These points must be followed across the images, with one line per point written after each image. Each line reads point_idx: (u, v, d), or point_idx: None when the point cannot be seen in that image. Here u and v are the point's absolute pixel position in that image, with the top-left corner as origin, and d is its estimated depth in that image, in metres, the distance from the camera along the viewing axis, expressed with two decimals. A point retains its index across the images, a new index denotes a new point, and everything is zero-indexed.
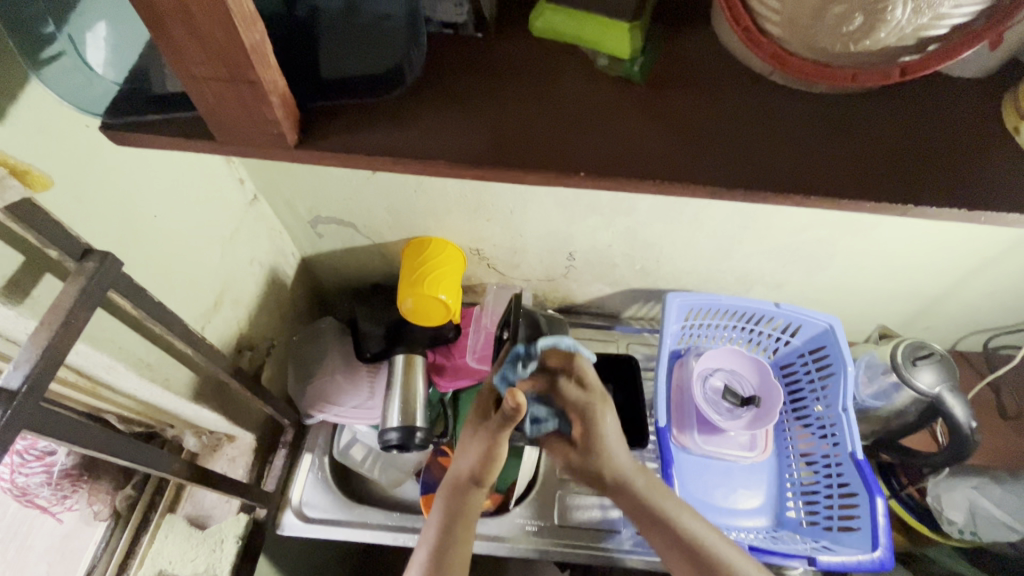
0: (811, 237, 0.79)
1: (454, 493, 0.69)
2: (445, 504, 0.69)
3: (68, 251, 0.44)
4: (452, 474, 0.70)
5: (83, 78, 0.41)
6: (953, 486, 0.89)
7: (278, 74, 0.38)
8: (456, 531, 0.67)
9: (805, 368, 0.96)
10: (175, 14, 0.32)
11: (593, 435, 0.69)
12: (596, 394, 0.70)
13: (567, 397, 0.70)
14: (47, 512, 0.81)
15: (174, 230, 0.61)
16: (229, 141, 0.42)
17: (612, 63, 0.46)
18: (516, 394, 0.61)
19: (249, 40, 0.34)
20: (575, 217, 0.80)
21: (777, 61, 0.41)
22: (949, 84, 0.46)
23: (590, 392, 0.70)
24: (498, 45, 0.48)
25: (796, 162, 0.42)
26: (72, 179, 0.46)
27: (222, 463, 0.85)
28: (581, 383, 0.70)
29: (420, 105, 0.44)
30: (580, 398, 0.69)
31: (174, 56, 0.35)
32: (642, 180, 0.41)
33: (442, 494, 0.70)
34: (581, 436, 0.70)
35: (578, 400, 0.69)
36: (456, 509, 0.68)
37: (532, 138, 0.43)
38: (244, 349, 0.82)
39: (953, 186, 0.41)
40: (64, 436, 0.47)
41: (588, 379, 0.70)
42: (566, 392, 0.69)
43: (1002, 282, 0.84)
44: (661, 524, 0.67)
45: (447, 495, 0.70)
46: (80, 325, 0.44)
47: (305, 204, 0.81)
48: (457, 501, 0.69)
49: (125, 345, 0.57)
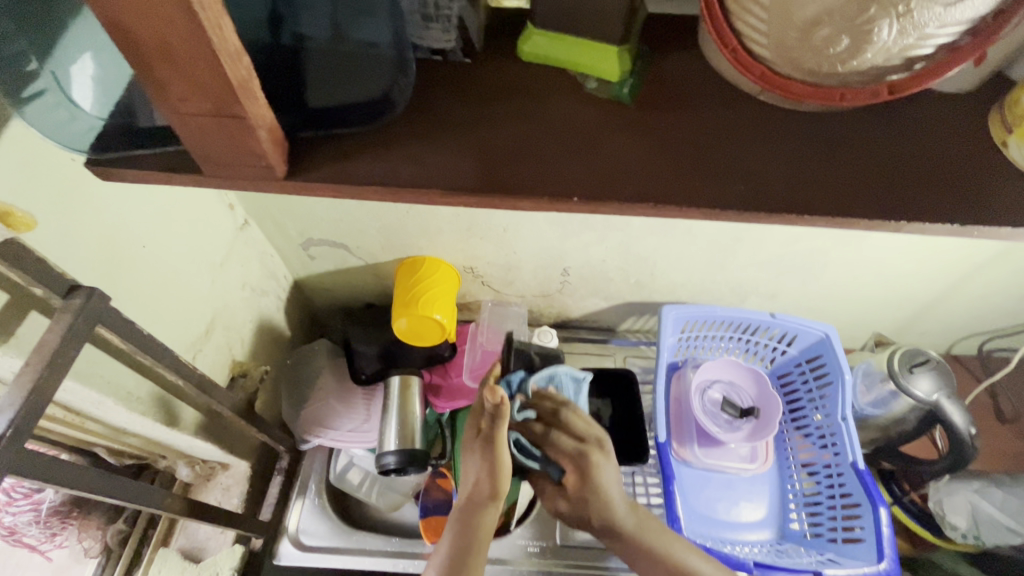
0: (803, 248, 0.79)
1: (466, 514, 0.63)
2: (457, 525, 0.63)
3: (54, 289, 0.43)
4: (462, 496, 0.64)
5: (67, 114, 0.42)
6: (952, 490, 0.88)
7: (265, 107, 0.38)
8: (472, 552, 0.61)
9: (802, 377, 0.95)
10: (158, 52, 0.31)
11: (590, 486, 0.64)
12: (591, 443, 0.66)
13: (559, 447, 0.66)
14: (35, 550, 0.78)
15: (162, 260, 0.61)
16: (217, 174, 0.42)
17: (601, 86, 0.46)
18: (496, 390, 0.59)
19: (235, 75, 0.33)
20: (568, 234, 0.80)
21: (765, 80, 0.41)
22: (935, 99, 0.46)
23: (584, 441, 0.66)
24: (487, 69, 0.48)
25: (787, 181, 0.42)
26: (56, 215, 0.46)
27: (216, 493, 0.84)
28: (574, 435, 0.66)
29: (412, 133, 0.45)
30: (574, 449, 0.65)
31: (160, 93, 0.35)
32: (635, 203, 0.41)
33: (452, 520, 0.64)
34: (577, 487, 0.65)
35: (571, 450, 0.65)
36: (470, 527, 0.62)
37: (523, 163, 0.43)
38: (236, 377, 0.79)
39: (945, 201, 0.41)
40: (50, 478, 0.45)
41: (580, 430, 0.67)
42: (558, 442, 0.66)
43: (994, 286, 0.85)
44: None
45: (458, 517, 0.63)
46: (67, 364, 0.43)
47: (296, 227, 0.80)
48: (471, 522, 0.62)
49: (113, 378, 0.56)
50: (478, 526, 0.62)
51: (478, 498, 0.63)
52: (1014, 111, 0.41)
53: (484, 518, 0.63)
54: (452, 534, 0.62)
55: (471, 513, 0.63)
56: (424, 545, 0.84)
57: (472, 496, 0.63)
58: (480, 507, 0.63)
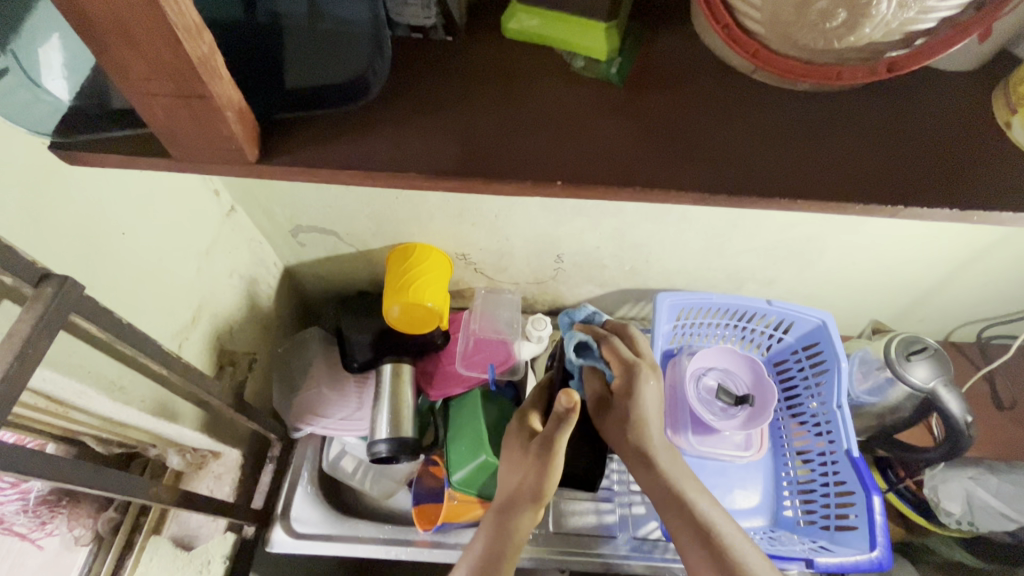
0: (801, 233, 0.78)
1: (504, 514, 0.65)
2: (499, 513, 0.65)
3: (24, 277, 0.42)
4: (500, 497, 0.66)
5: (29, 94, 0.40)
6: (947, 478, 0.87)
7: (234, 88, 0.36)
8: (505, 556, 0.63)
9: (798, 364, 0.95)
10: (113, 29, 0.30)
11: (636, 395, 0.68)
12: (645, 365, 0.70)
13: (616, 356, 0.71)
14: (26, 539, 0.77)
15: (144, 248, 0.59)
16: (188, 158, 0.40)
17: (589, 66, 0.44)
18: (571, 396, 0.58)
19: (196, 53, 0.32)
20: (562, 220, 0.78)
21: (759, 59, 0.39)
22: (936, 77, 0.44)
23: (637, 360, 0.71)
24: (471, 47, 0.46)
25: (778, 164, 0.40)
26: (26, 202, 0.45)
27: (208, 481, 0.83)
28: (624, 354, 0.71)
29: (390, 116, 0.43)
30: (627, 363, 0.70)
31: (118, 72, 0.33)
32: (622, 188, 0.39)
33: (492, 512, 0.66)
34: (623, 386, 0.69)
35: (625, 368, 0.70)
36: (504, 531, 0.64)
37: (505, 145, 0.41)
38: (224, 364, 0.79)
39: (943, 184, 0.40)
40: (25, 470, 0.45)
41: (633, 351, 0.72)
42: (614, 353, 0.71)
43: (994, 273, 0.84)
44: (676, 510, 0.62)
45: (496, 516, 0.65)
46: (39, 353, 0.41)
47: (285, 213, 0.78)
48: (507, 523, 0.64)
49: (94, 368, 0.55)
50: (512, 531, 0.64)
51: (512, 503, 0.65)
52: (1018, 91, 0.39)
53: (518, 522, 0.64)
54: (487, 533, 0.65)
55: (507, 515, 0.65)
56: (417, 532, 0.84)
57: (512, 500, 0.65)
58: (516, 513, 0.64)
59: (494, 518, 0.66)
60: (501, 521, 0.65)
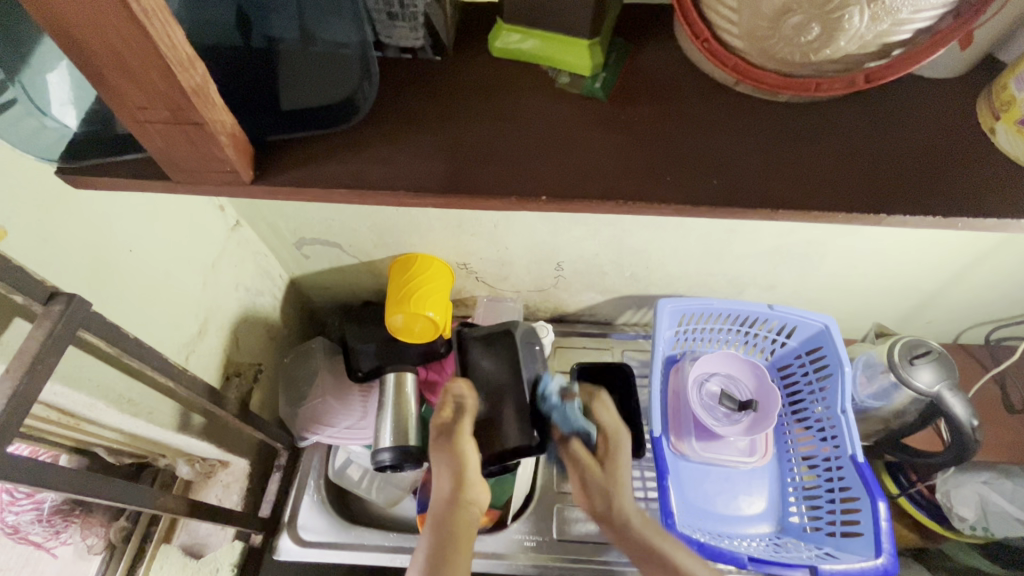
0: (799, 238, 0.78)
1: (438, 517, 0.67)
2: (435, 524, 0.67)
3: (33, 295, 0.43)
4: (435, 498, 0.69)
5: (35, 122, 0.41)
6: (961, 482, 0.86)
7: (227, 112, 0.38)
8: (448, 554, 0.64)
9: (802, 369, 0.94)
10: (110, 64, 0.31)
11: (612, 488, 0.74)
12: (610, 429, 0.78)
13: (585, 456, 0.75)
14: (41, 547, 0.79)
15: (153, 264, 0.62)
16: (186, 180, 0.42)
17: (574, 81, 0.45)
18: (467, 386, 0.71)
19: (189, 83, 0.33)
20: (560, 229, 0.79)
21: (740, 72, 0.40)
22: (922, 85, 0.45)
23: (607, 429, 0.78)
24: (458, 66, 0.47)
25: (760, 174, 0.41)
26: (35, 223, 0.47)
27: (217, 490, 0.85)
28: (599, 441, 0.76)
29: (380, 135, 0.44)
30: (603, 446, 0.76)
31: (118, 103, 0.35)
32: (606, 200, 0.40)
33: (428, 523, 0.67)
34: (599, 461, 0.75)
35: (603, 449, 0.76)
36: (445, 530, 0.66)
37: (491, 162, 0.42)
38: (231, 375, 0.80)
39: (928, 192, 0.40)
40: (39, 481, 0.46)
41: (607, 420, 0.79)
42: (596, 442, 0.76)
43: (1000, 275, 0.82)
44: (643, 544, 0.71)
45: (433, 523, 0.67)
46: (48, 369, 0.43)
47: (289, 226, 0.80)
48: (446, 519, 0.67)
49: (103, 382, 0.57)
50: (453, 529, 0.66)
51: (444, 502, 0.67)
52: (1001, 97, 0.40)
53: (457, 522, 0.66)
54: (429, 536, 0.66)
55: (443, 516, 0.67)
56: None
57: (444, 500, 0.67)
58: (449, 510, 0.67)
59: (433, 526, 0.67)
60: (442, 533, 0.66)
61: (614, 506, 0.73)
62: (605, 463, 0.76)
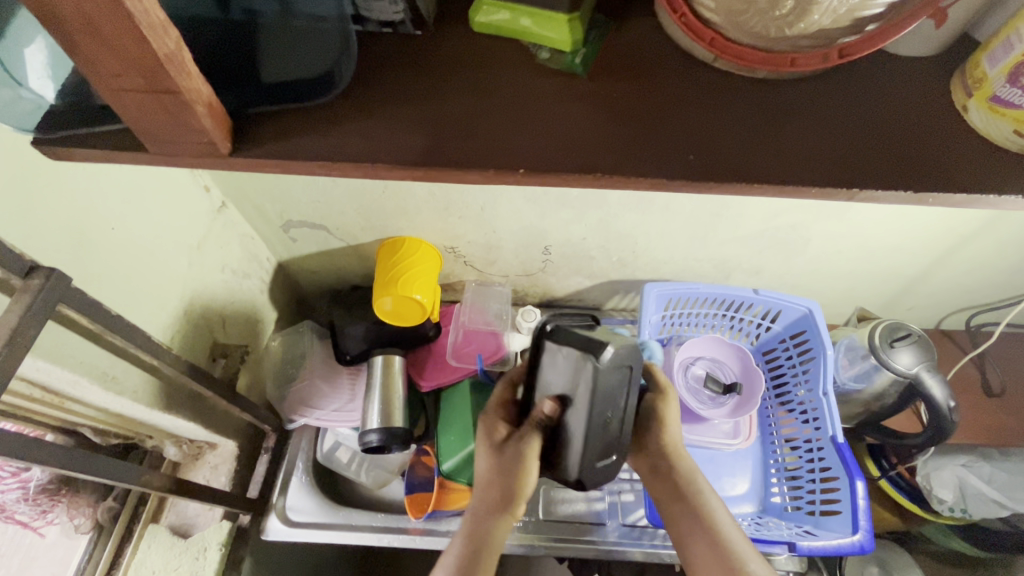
0: (784, 222, 0.78)
1: (484, 513, 0.61)
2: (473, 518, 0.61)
3: (11, 269, 0.43)
4: (478, 492, 0.63)
5: (11, 93, 0.41)
6: (941, 465, 0.89)
7: (203, 81, 0.38)
8: (482, 557, 0.59)
9: (786, 353, 0.95)
10: (81, 28, 0.31)
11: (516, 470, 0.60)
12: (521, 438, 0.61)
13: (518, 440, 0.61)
14: (28, 527, 0.80)
15: (135, 241, 0.61)
16: (164, 152, 0.42)
17: (554, 56, 0.45)
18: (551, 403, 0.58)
19: (162, 49, 0.33)
20: (547, 212, 0.79)
21: (716, 47, 0.40)
22: (897, 63, 0.45)
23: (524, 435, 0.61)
24: (441, 42, 0.47)
25: (735, 149, 0.41)
26: (15, 197, 0.46)
27: (204, 471, 0.85)
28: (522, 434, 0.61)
29: (360, 108, 0.44)
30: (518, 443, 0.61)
31: (92, 69, 0.35)
32: (582, 174, 0.40)
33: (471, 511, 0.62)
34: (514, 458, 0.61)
35: (517, 443, 0.61)
36: (481, 529, 0.60)
37: (470, 136, 0.42)
38: (217, 356, 0.81)
39: (903, 168, 0.40)
40: (23, 454, 0.47)
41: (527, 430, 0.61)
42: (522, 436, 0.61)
43: (981, 259, 0.84)
44: (690, 511, 0.61)
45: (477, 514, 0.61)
46: (29, 341, 0.43)
47: (275, 209, 0.80)
48: (489, 521, 0.60)
49: (86, 358, 0.57)
50: (489, 533, 0.60)
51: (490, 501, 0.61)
52: (974, 74, 0.40)
53: (497, 527, 0.60)
54: (466, 527, 0.61)
55: (486, 513, 0.61)
56: (409, 520, 0.85)
57: (490, 496, 0.61)
58: (493, 510, 0.60)
59: (472, 517, 0.61)
60: (477, 533, 0.60)
61: (497, 487, 0.61)
62: (517, 461, 0.60)
